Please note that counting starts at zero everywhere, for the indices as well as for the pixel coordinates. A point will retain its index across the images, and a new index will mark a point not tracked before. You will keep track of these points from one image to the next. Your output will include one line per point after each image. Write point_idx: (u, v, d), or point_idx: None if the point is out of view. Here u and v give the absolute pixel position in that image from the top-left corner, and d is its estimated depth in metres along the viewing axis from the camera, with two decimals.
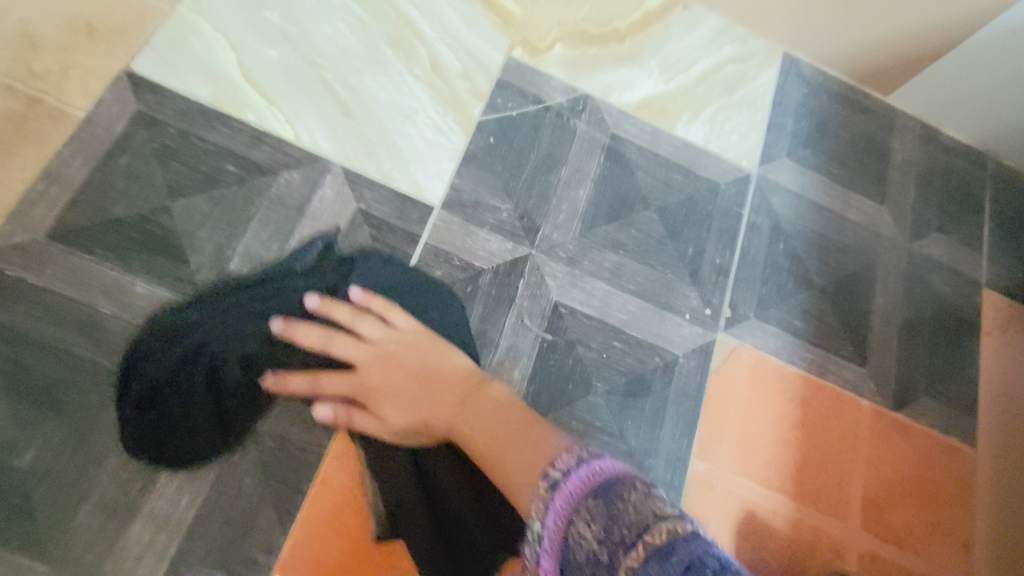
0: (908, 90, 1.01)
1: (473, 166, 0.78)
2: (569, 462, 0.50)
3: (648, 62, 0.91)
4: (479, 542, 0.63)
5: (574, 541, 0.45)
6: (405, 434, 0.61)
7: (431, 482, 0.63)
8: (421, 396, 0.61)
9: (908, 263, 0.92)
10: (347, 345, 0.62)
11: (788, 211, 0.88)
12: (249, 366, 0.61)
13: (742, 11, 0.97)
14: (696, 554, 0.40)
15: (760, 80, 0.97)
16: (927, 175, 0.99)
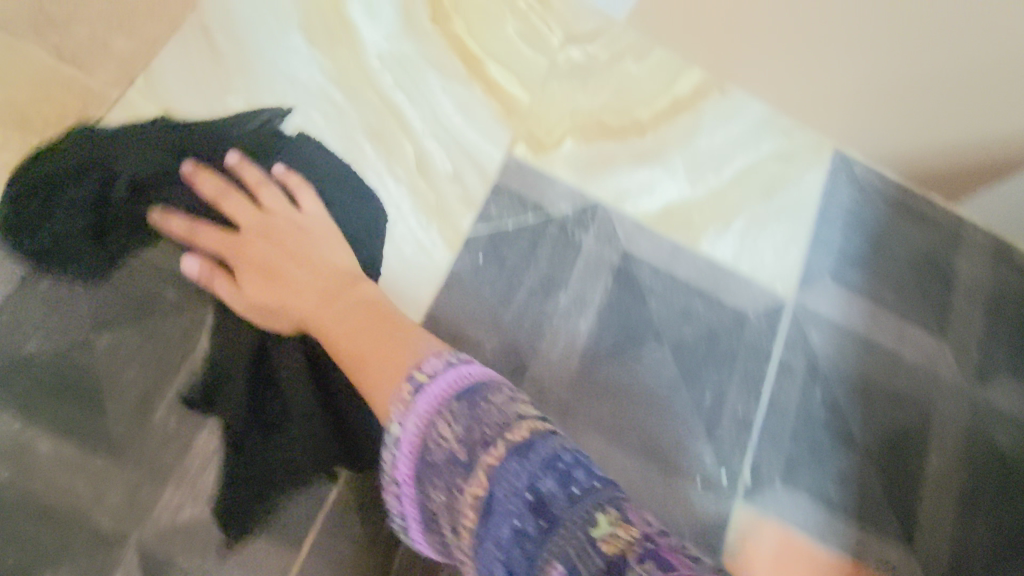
0: (980, 201, 0.87)
1: (459, 290, 0.67)
2: (436, 362, 0.47)
3: (674, 161, 0.79)
4: (301, 455, 0.56)
5: (433, 441, 0.43)
6: (259, 311, 0.54)
7: (269, 373, 0.56)
8: (297, 279, 0.54)
9: (970, 412, 0.80)
10: (234, 209, 0.55)
11: (828, 349, 0.77)
12: (137, 191, 0.55)
13: (786, 100, 0.85)
14: (558, 454, 0.40)
15: (804, 183, 0.84)
16: (997, 302, 0.86)
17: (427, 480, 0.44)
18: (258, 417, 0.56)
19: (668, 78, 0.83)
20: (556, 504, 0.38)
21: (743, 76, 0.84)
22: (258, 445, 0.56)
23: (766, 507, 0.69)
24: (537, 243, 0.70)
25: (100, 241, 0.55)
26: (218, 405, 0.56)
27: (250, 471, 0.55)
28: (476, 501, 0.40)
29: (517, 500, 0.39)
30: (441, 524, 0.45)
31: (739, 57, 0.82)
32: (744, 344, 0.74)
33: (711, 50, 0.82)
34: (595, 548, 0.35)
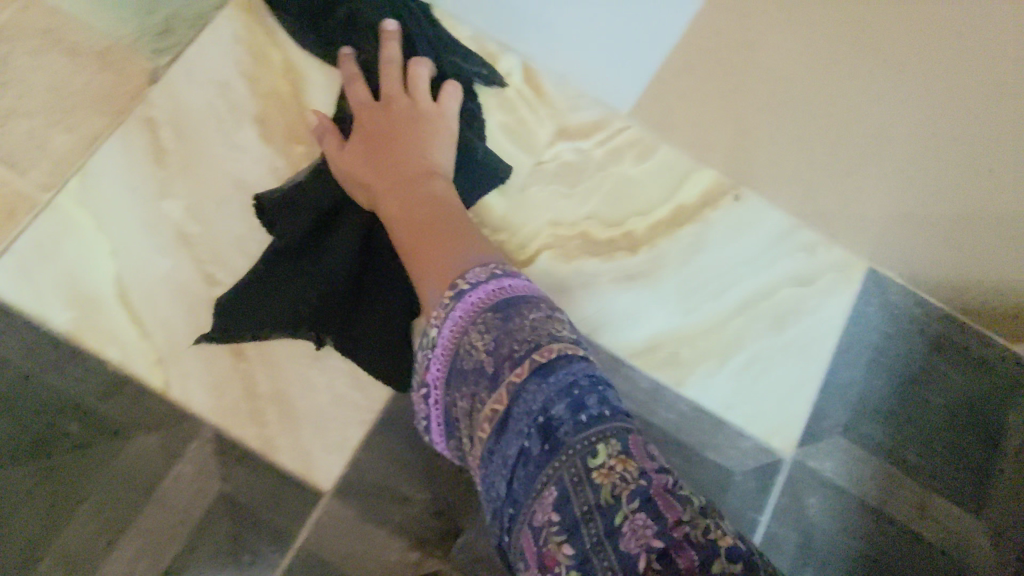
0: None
1: (391, 436, 0.59)
2: (480, 271, 0.46)
3: (667, 282, 0.69)
4: (304, 304, 0.55)
5: (465, 351, 0.44)
6: (343, 172, 0.57)
7: (322, 236, 0.58)
8: (382, 162, 0.56)
9: None
10: (384, 76, 0.60)
11: (827, 522, 0.66)
12: (351, 33, 0.63)
13: (812, 207, 0.73)
14: (577, 381, 0.40)
15: (823, 312, 0.72)
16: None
17: (450, 384, 0.45)
18: (300, 255, 0.57)
19: (673, 179, 0.71)
20: (563, 430, 0.39)
21: (764, 173, 0.73)
22: (279, 281, 0.57)
23: None
24: None
25: (315, 26, 0.64)
26: (276, 226, 0.58)
27: (259, 302, 0.56)
28: (495, 414, 0.41)
29: (527, 421, 0.40)
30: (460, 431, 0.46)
31: (770, 132, 0.73)
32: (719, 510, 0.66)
33: (731, 131, 0.73)
34: (590, 479, 0.37)
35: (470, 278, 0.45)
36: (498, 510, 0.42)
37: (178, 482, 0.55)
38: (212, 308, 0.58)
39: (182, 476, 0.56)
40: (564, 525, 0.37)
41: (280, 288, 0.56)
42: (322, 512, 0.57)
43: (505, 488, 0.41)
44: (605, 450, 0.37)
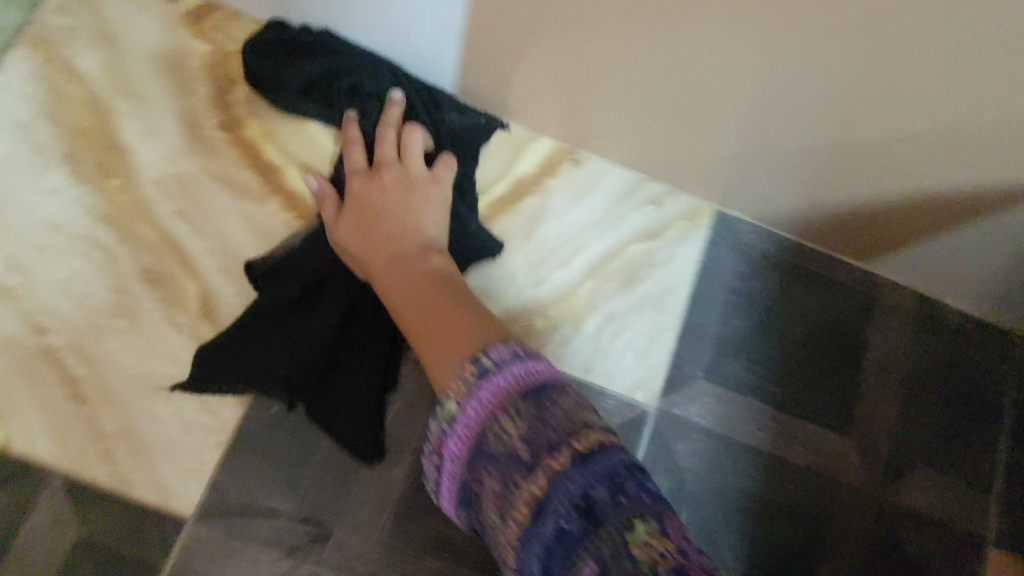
0: (908, 258, 0.69)
1: (246, 453, 0.61)
2: (509, 349, 0.44)
3: (512, 258, 0.69)
4: (283, 365, 0.59)
5: (491, 435, 0.41)
6: (344, 244, 0.60)
7: (314, 301, 0.62)
8: (381, 233, 0.59)
9: (872, 521, 0.66)
10: (381, 145, 0.62)
11: (697, 463, 0.67)
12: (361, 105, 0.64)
13: (654, 160, 0.70)
14: (616, 465, 0.39)
15: (676, 263, 0.71)
16: (920, 372, 0.70)
17: (475, 458, 0.42)
18: (289, 315, 0.61)
19: (506, 154, 0.71)
20: (603, 511, 0.37)
21: (602, 135, 0.69)
22: (258, 337, 0.60)
23: None
24: None
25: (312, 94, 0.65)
26: (263, 289, 0.62)
27: (235, 354, 0.60)
28: (532, 502, 0.38)
29: (566, 503, 0.38)
30: (478, 509, 0.43)
31: (599, 91, 0.63)
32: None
33: (556, 100, 0.66)
34: (626, 550, 0.35)
35: (495, 354, 0.43)
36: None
37: (36, 531, 0.57)
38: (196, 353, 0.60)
39: (38, 525, 0.57)
40: None
41: (266, 351, 0.60)
42: (187, 538, 0.58)
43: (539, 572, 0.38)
44: (642, 530, 0.36)
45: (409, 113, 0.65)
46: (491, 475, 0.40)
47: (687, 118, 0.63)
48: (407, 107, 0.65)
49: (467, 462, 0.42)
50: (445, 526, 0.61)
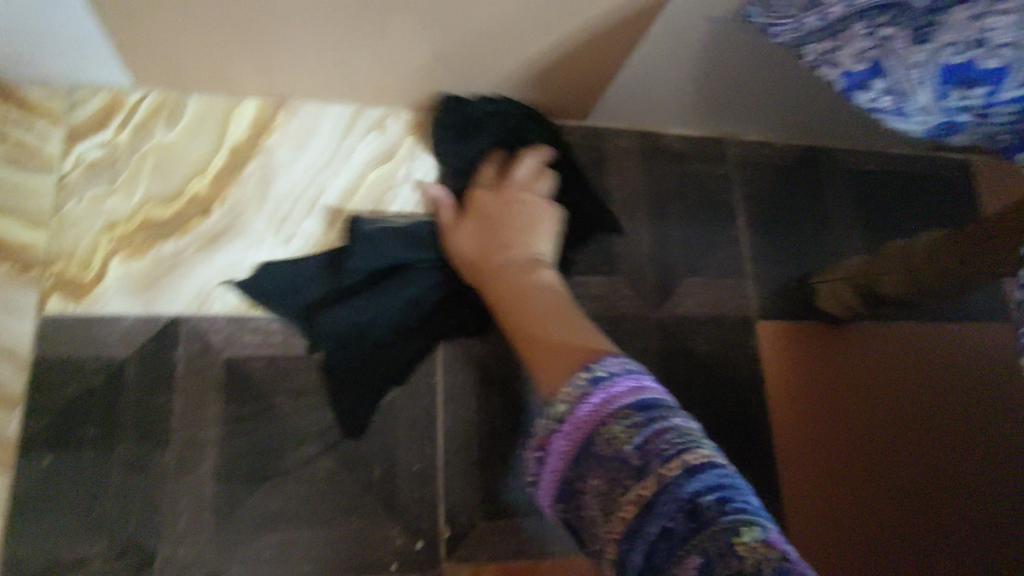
0: (614, 98, 0.73)
1: (34, 513, 0.57)
2: (621, 364, 0.45)
3: (254, 224, 0.68)
4: (337, 320, 0.65)
5: (601, 439, 0.42)
6: (455, 247, 0.67)
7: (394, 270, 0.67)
8: (490, 241, 0.65)
9: (660, 335, 0.73)
10: (516, 167, 0.70)
11: (493, 346, 0.69)
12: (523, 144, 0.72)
13: (359, 87, 0.69)
14: (721, 477, 0.38)
15: (417, 176, 0.73)
16: (659, 197, 0.77)
17: (583, 457, 0.43)
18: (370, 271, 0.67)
19: (213, 128, 0.69)
20: (708, 511, 0.37)
21: (298, 78, 0.67)
22: (312, 285, 0.66)
23: (471, 555, 0.64)
24: (116, 407, 0.61)
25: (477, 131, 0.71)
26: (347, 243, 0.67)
27: (287, 291, 0.65)
28: (640, 498, 0.39)
29: (672, 504, 0.38)
30: (580, 505, 0.44)
31: (262, 37, 0.61)
32: (404, 405, 0.65)
33: (224, 59, 0.64)
34: (728, 552, 0.34)
35: (609, 366, 0.45)
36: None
37: None
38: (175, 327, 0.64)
39: None
40: None
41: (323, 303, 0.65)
42: None
43: (645, 560, 0.38)
44: (745, 540, 0.35)
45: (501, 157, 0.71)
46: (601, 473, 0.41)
47: (356, 37, 0.61)
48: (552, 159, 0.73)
49: (572, 462, 0.44)
50: (269, 502, 0.61)
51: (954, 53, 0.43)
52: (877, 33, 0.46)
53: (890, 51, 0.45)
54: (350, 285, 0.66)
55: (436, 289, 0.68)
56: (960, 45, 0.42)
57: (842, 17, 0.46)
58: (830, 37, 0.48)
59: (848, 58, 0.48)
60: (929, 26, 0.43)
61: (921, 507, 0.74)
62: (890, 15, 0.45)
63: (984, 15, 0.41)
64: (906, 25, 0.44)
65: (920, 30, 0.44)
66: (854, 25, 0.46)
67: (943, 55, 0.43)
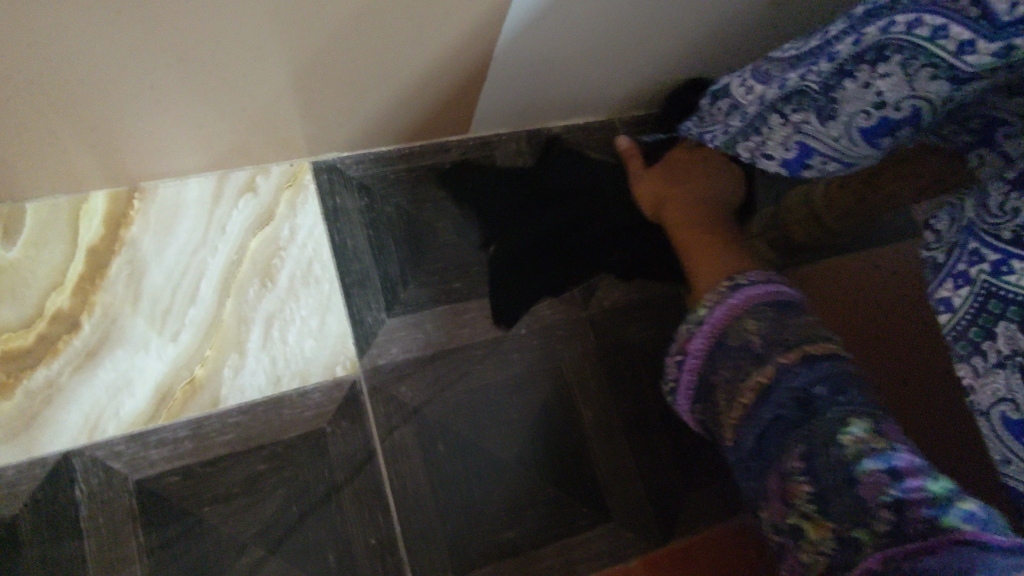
0: (490, 106, 0.70)
1: None
2: (764, 279, 0.54)
3: (134, 327, 0.61)
4: (452, 279, 0.69)
5: (733, 333, 0.52)
6: (643, 192, 0.71)
7: (509, 221, 0.72)
8: (688, 199, 0.68)
9: (595, 334, 0.70)
10: None
11: (426, 391, 0.65)
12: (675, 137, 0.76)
13: (218, 153, 0.63)
14: (836, 369, 0.46)
15: (303, 232, 0.68)
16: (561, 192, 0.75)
17: (720, 350, 0.53)
18: (485, 215, 0.73)
19: (63, 233, 0.62)
20: (821, 402, 0.45)
21: (147, 159, 0.61)
22: (429, 237, 0.70)
23: None
24: (19, 572, 0.53)
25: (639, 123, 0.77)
26: (472, 187, 0.73)
27: (420, 245, 0.70)
28: (759, 384, 0.48)
29: (787, 395, 0.46)
30: (713, 399, 0.53)
31: (91, 130, 0.54)
32: (346, 479, 0.61)
33: (52, 161, 0.57)
34: (837, 441, 0.42)
35: (752, 276, 0.54)
36: (742, 457, 0.49)
37: None
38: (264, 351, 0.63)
39: None
40: (806, 468, 0.44)
41: (449, 257, 0.70)
42: None
43: (753, 443, 0.48)
44: (853, 433, 0.42)
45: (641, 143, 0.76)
46: (730, 361, 0.51)
47: (206, 102, 0.55)
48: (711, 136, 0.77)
49: (708, 357, 0.54)
50: None
51: (864, 118, 0.41)
52: (789, 121, 0.46)
53: (807, 134, 0.46)
54: (435, 265, 0.69)
55: (524, 250, 0.71)
56: (866, 112, 0.41)
57: (759, 114, 0.48)
58: (755, 133, 0.50)
59: (781, 147, 0.48)
60: (831, 103, 0.43)
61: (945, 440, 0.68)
62: (798, 101, 0.45)
63: (869, 83, 0.40)
64: (811, 107, 0.44)
65: (825, 108, 0.43)
66: (771, 119, 0.48)
67: (856, 123, 0.42)
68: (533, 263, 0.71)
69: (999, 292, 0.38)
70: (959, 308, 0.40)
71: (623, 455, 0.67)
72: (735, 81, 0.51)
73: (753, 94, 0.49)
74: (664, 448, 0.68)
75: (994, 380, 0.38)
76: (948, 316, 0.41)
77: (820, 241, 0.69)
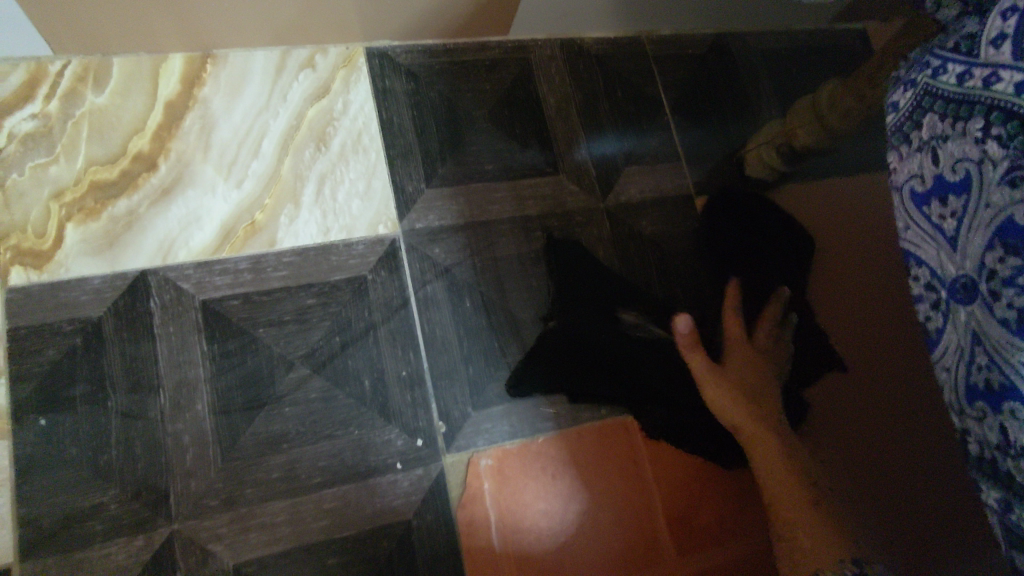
0: (529, 10, 0.75)
1: (39, 473, 0.59)
2: None
3: (204, 172, 0.69)
4: (487, 159, 0.76)
5: None
6: (708, 387, 0.70)
7: (542, 114, 0.79)
8: (758, 411, 0.68)
9: (611, 221, 0.77)
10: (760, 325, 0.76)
11: (458, 254, 0.73)
12: (714, 78, 0.85)
13: (282, 29, 0.70)
14: None
15: (355, 107, 0.75)
16: (589, 95, 0.81)
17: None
18: (521, 105, 0.79)
19: (144, 85, 0.70)
20: None
21: (221, 28, 0.68)
22: (468, 122, 0.77)
23: (469, 444, 0.68)
24: (100, 362, 0.62)
25: (685, 60, 0.85)
26: (511, 79, 0.79)
27: (460, 129, 0.77)
28: None
29: None
30: None
31: None
32: (384, 320, 0.69)
33: (141, 20, 0.64)
34: None
35: None
36: None
37: None
38: (315, 206, 0.71)
39: None
40: None
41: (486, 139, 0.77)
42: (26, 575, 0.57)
43: None
44: None
45: (676, 75, 0.84)
46: None
47: None
48: (745, 79, 0.85)
49: None
50: (270, 427, 0.63)
51: None
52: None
53: None
54: (472, 148, 0.76)
55: (553, 143, 0.78)
56: None
57: None
58: None
59: None
60: None
61: (916, 438, 0.79)
62: None
63: None
64: None
65: None
66: None
67: None
68: (560, 154, 0.78)
69: (934, 92, 0.42)
70: (902, 106, 0.44)
71: (630, 326, 0.74)
72: None
73: None
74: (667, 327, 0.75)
75: (913, 163, 0.43)
76: (893, 115, 0.45)
77: (826, 147, 0.75)
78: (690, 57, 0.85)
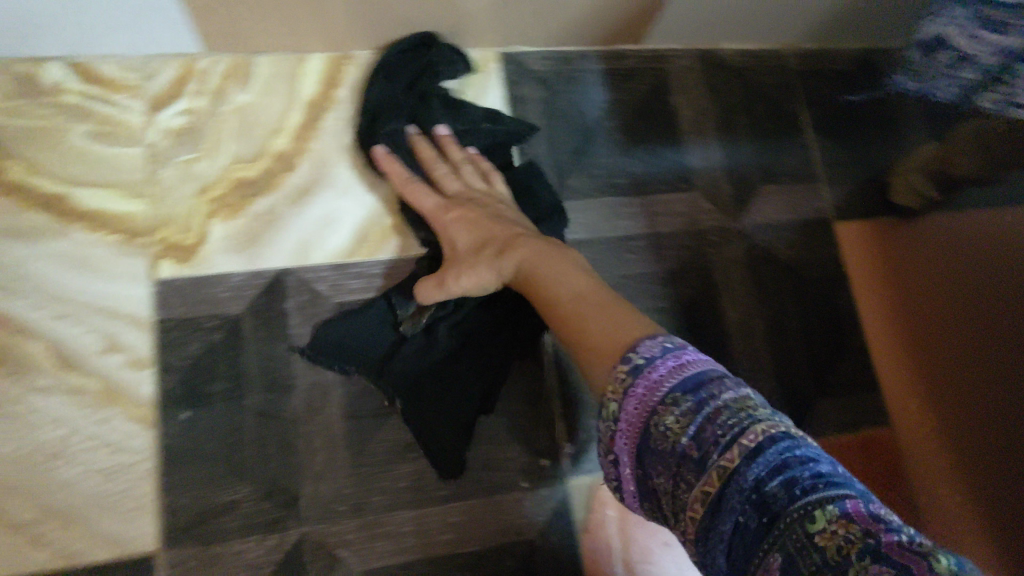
0: (671, 19, 0.73)
1: (181, 466, 0.60)
2: (657, 345, 0.40)
3: (340, 174, 0.69)
4: (620, 176, 0.74)
5: (651, 433, 0.37)
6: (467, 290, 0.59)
7: (676, 128, 0.76)
8: (490, 247, 0.58)
9: (746, 244, 0.74)
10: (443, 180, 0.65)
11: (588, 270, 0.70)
12: (857, 100, 0.81)
13: (423, 32, 0.70)
14: (779, 450, 0.34)
15: None
16: (726, 111, 0.77)
17: (775, 529, 0.32)
18: (654, 118, 0.76)
19: (286, 85, 0.70)
20: (779, 502, 0.32)
21: (364, 29, 0.67)
22: (600, 135, 0.75)
23: (593, 467, 0.66)
24: (239, 359, 0.63)
25: (825, 78, 0.81)
26: (644, 91, 0.77)
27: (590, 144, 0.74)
28: (708, 492, 0.35)
29: (743, 497, 0.33)
30: (659, 501, 0.39)
31: None
32: None
33: (291, 19, 0.64)
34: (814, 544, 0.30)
35: (646, 350, 0.39)
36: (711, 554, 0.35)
37: None
38: None
39: None
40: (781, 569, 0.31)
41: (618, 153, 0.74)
42: (164, 565, 0.58)
43: (727, 560, 0.34)
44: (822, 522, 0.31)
45: (817, 94, 0.80)
46: (664, 471, 0.37)
47: None
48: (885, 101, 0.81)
49: (634, 454, 0.39)
50: (398, 436, 0.63)
51: None
52: None
53: None
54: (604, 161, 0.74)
55: (687, 159, 0.75)
56: None
57: (1004, 68, 0.55)
58: (1002, 83, 0.56)
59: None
60: None
61: None
62: None
63: None
64: None
65: None
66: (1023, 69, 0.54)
67: None
68: (693, 171, 0.75)
69: None
70: None
71: (761, 357, 0.70)
72: (960, 36, 0.56)
73: (990, 49, 0.55)
74: (802, 359, 0.71)
75: None
76: None
77: None
78: (831, 76, 0.81)
